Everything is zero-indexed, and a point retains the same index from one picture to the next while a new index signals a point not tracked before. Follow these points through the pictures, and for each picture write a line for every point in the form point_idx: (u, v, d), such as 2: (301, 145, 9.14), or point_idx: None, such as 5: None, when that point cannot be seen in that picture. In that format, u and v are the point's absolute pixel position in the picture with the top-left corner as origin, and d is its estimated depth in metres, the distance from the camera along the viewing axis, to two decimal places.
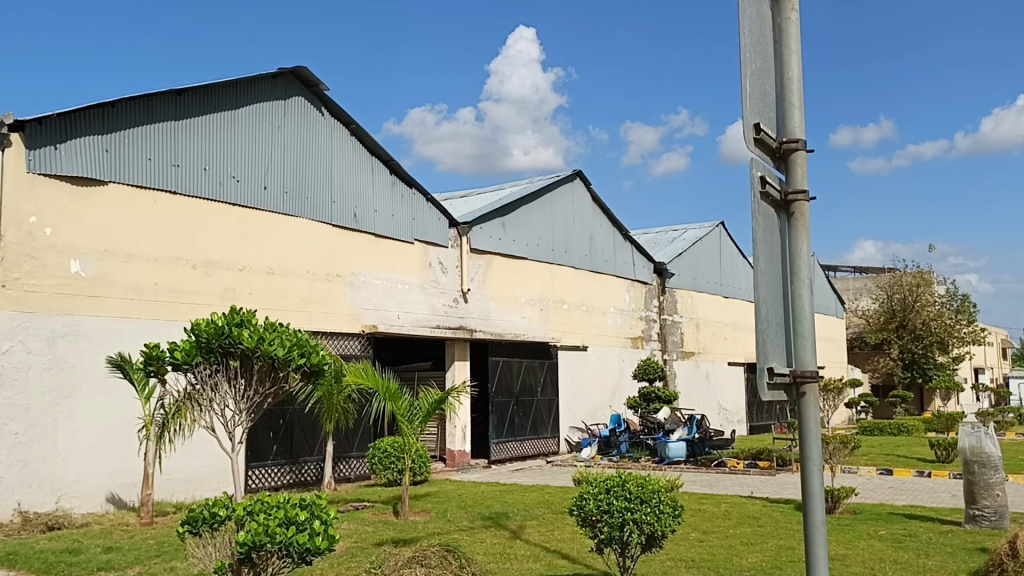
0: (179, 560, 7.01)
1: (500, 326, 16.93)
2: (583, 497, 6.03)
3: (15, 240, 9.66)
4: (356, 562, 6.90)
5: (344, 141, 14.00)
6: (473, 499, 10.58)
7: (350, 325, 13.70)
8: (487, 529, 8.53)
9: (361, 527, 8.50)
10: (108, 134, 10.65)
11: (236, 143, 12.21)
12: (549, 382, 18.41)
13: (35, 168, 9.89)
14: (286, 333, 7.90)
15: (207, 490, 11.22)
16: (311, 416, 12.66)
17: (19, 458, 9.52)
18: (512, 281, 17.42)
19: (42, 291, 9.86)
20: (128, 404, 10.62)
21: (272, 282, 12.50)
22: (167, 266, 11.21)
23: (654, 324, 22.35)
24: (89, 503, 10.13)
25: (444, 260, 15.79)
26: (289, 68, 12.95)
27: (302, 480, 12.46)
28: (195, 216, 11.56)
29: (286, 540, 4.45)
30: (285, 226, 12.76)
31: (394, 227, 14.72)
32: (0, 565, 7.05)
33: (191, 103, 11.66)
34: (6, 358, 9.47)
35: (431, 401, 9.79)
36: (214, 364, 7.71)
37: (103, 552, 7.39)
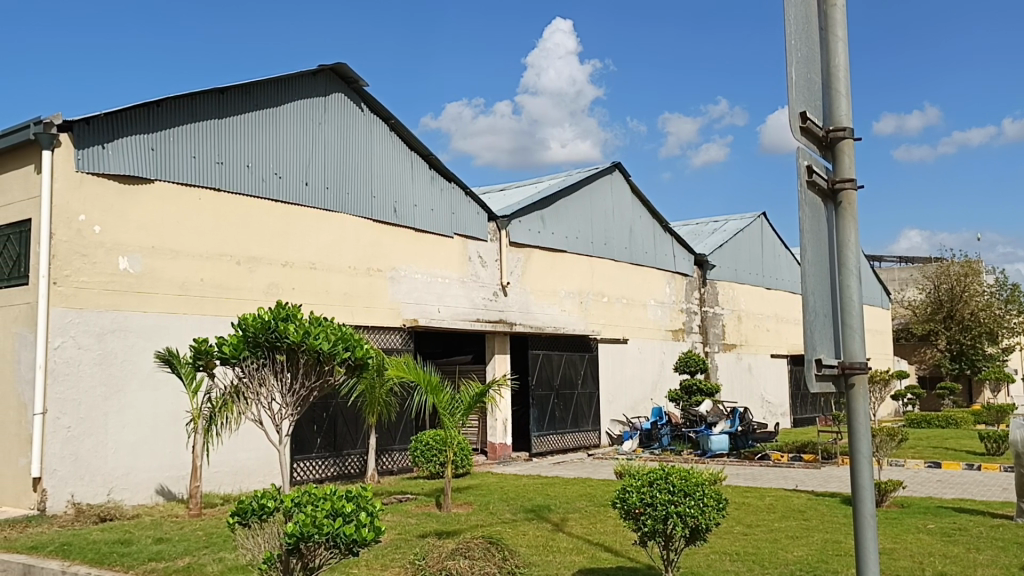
0: (227, 551, 7.12)
1: (540, 320, 16.93)
2: (625, 490, 6.01)
3: (65, 239, 9.89)
4: (400, 553, 6.95)
5: (383, 136, 14.09)
6: (514, 491, 10.61)
7: (391, 319, 13.79)
8: (529, 521, 8.56)
9: (404, 519, 8.57)
10: (153, 133, 10.84)
11: (277, 141, 12.35)
12: (590, 375, 18.37)
13: (83, 167, 10.10)
14: (331, 327, 8.01)
15: (253, 483, 11.38)
16: (354, 409, 12.79)
17: (71, 452, 9.75)
18: (552, 275, 17.41)
19: (92, 288, 10.08)
20: (176, 399, 10.83)
21: (314, 277, 12.62)
22: (212, 263, 11.38)
23: (695, 316, 22.20)
24: (139, 495, 10.35)
25: (484, 254, 15.83)
26: (329, 64, 13.06)
27: (346, 473, 12.59)
28: (238, 213, 11.72)
29: (333, 532, 4.50)
30: (326, 221, 12.89)
31: (434, 221, 14.79)
32: (55, 556, 7.24)
33: (233, 101, 11.82)
34: (57, 354, 9.70)
35: (472, 394, 9.82)
36: (261, 358, 7.84)
37: (154, 543, 7.54)
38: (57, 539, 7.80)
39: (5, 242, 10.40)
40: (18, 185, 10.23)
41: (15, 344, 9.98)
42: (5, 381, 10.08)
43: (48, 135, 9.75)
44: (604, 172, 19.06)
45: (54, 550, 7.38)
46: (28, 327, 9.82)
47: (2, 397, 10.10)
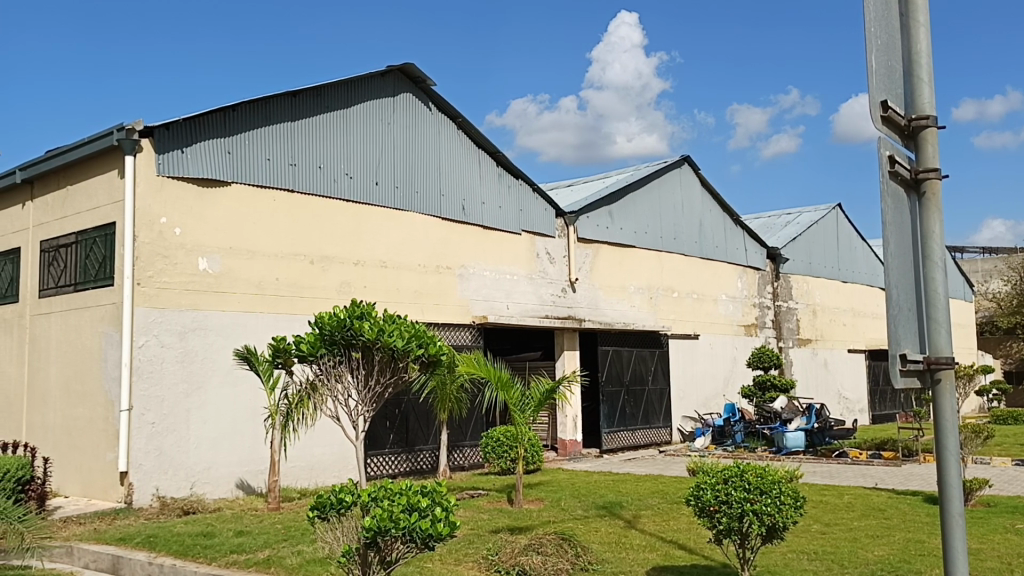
0: (305, 544, 7.28)
1: (609, 316, 16.85)
2: (700, 487, 5.96)
3: (148, 241, 10.23)
4: (473, 548, 7.01)
5: (450, 135, 14.21)
6: (585, 488, 10.59)
7: (460, 316, 13.89)
8: (601, 518, 8.54)
9: (477, 514, 8.63)
10: (229, 137, 11.12)
11: (348, 142, 12.56)
12: (661, 371, 18.20)
13: (164, 171, 10.43)
14: (404, 325, 8.13)
15: (328, 478, 11.61)
16: (425, 406, 12.94)
17: (155, 447, 10.10)
18: (620, 270, 17.31)
19: (173, 288, 10.40)
20: (254, 395, 11.11)
21: (385, 275, 12.79)
22: (287, 262, 11.63)
23: (768, 311, 21.81)
24: (220, 489, 10.65)
25: (552, 250, 15.82)
26: (397, 65, 13.22)
27: (418, 468, 12.75)
28: (311, 213, 11.95)
29: (409, 526, 4.58)
30: (396, 220, 13.05)
31: (502, 219, 14.86)
32: (142, 548, 7.50)
33: (305, 104, 12.06)
34: (141, 352, 10.04)
35: (542, 390, 9.82)
36: (337, 355, 8.00)
37: (235, 536, 7.76)
38: (143, 532, 8.08)
39: (91, 245, 10.82)
40: (103, 190, 10.62)
41: (102, 343, 10.39)
42: (93, 379, 10.49)
43: (130, 141, 10.10)
44: (673, 165, 18.85)
45: (141, 542, 7.66)
46: (114, 326, 10.20)
47: (90, 394, 10.52)
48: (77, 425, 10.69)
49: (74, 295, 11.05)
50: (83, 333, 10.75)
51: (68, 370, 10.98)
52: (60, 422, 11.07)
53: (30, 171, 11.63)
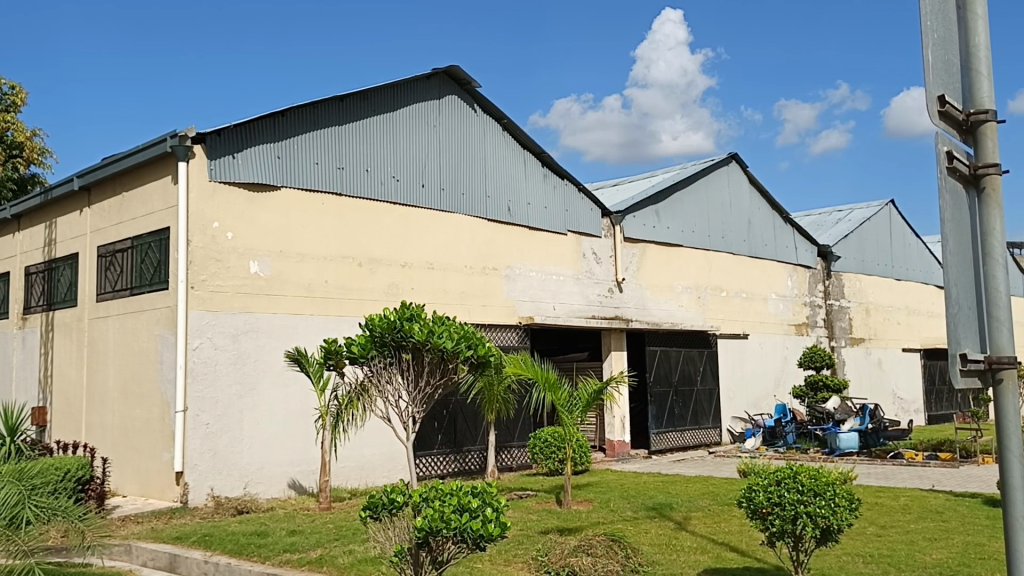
0: (356, 544, 7.36)
1: (657, 315, 16.73)
2: (751, 489, 5.89)
3: (201, 245, 10.43)
4: (523, 549, 7.02)
5: (496, 136, 14.26)
6: (635, 489, 10.53)
7: (507, 317, 13.91)
8: (651, 519, 8.48)
9: (525, 515, 8.65)
10: (278, 142, 11.29)
11: (394, 145, 12.67)
12: (709, 371, 18.02)
13: (216, 177, 10.62)
14: (454, 326, 8.17)
15: (378, 478, 11.72)
16: (473, 406, 12.99)
17: (210, 447, 10.29)
18: (668, 270, 17.19)
19: (226, 291, 10.59)
20: (305, 396, 11.26)
21: (432, 276, 12.87)
22: (336, 265, 11.76)
23: (819, 310, 21.46)
24: (273, 488, 10.81)
25: (598, 250, 15.78)
26: (443, 68, 13.30)
27: (466, 469, 12.80)
28: (359, 216, 12.07)
29: (461, 526, 4.60)
30: (443, 222, 13.12)
31: (548, 219, 14.86)
32: (198, 546, 7.65)
33: (352, 108, 12.19)
34: (196, 354, 10.25)
35: (590, 391, 9.78)
36: (388, 357, 8.08)
37: (288, 535, 7.87)
38: (199, 531, 8.24)
39: (146, 250, 11.06)
40: (157, 195, 10.85)
41: (158, 346, 10.62)
42: (149, 381, 10.74)
43: (183, 147, 10.30)
44: (721, 163, 18.66)
45: (196, 541, 7.81)
46: (170, 329, 10.42)
47: (147, 395, 10.75)
48: (134, 425, 10.95)
49: (130, 298, 11.31)
50: (140, 335, 11.00)
51: (126, 372, 11.24)
52: (118, 423, 11.34)
53: (87, 178, 11.94)
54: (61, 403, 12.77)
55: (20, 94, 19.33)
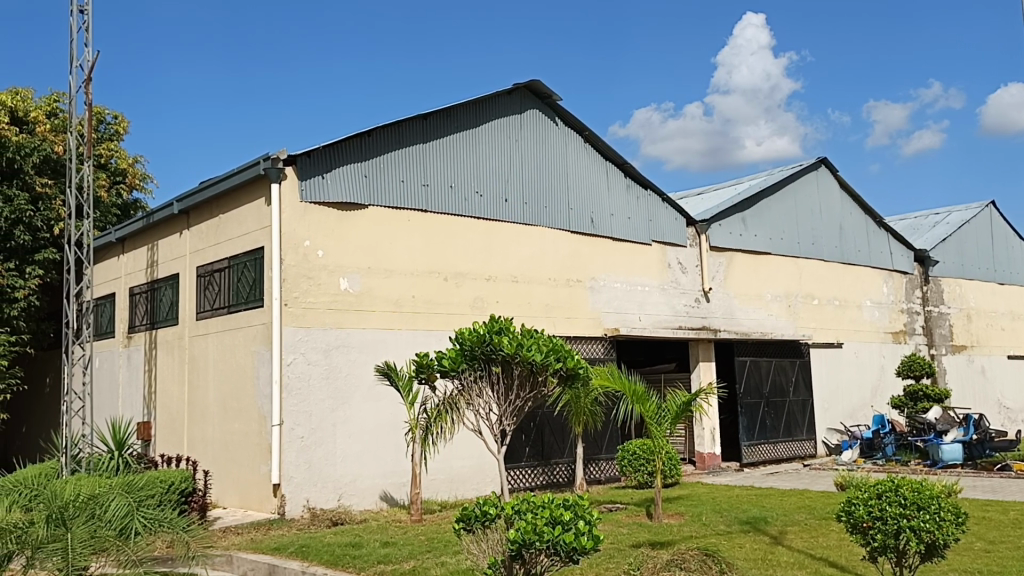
0: (448, 555, 7.42)
1: (746, 325, 16.42)
2: (851, 503, 5.72)
3: (293, 263, 10.75)
4: (614, 562, 6.98)
5: (578, 148, 14.28)
6: (727, 502, 10.33)
7: (592, 329, 13.85)
8: (746, 534, 8.31)
9: (616, 528, 8.58)
10: (365, 161, 11.55)
11: (477, 160, 12.82)
12: (803, 382, 17.55)
13: (306, 197, 10.93)
14: (543, 338, 8.18)
15: (468, 490, 11.81)
16: (560, 419, 12.98)
17: (305, 460, 10.55)
18: (756, 278, 16.86)
19: (318, 308, 10.87)
20: (395, 409, 11.45)
21: (517, 290, 12.93)
22: (423, 279, 11.94)
23: (918, 316, 20.70)
24: (366, 501, 11.01)
25: (684, 260, 15.60)
26: (524, 82, 13.42)
27: (554, 482, 12.78)
28: (444, 232, 12.23)
29: (553, 539, 4.60)
30: (526, 235, 13.19)
31: (632, 230, 14.78)
32: (296, 557, 7.85)
33: (436, 125, 12.40)
34: (290, 369, 10.55)
35: (679, 402, 9.63)
36: (478, 370, 8.17)
37: (381, 546, 8.00)
38: (296, 542, 8.46)
39: (242, 269, 11.45)
40: (252, 216, 11.24)
41: (255, 362, 10.96)
42: (247, 395, 11.09)
43: (276, 169, 10.65)
44: (809, 168, 18.24)
45: (294, 551, 8.02)
46: (265, 345, 10.76)
47: (245, 410, 11.11)
48: (233, 439, 11.31)
49: (228, 316, 11.71)
50: (238, 352, 11.37)
51: (225, 388, 11.62)
52: (218, 437, 11.73)
53: (186, 202, 12.44)
54: (166, 418, 13.29)
55: (121, 123, 20.32)
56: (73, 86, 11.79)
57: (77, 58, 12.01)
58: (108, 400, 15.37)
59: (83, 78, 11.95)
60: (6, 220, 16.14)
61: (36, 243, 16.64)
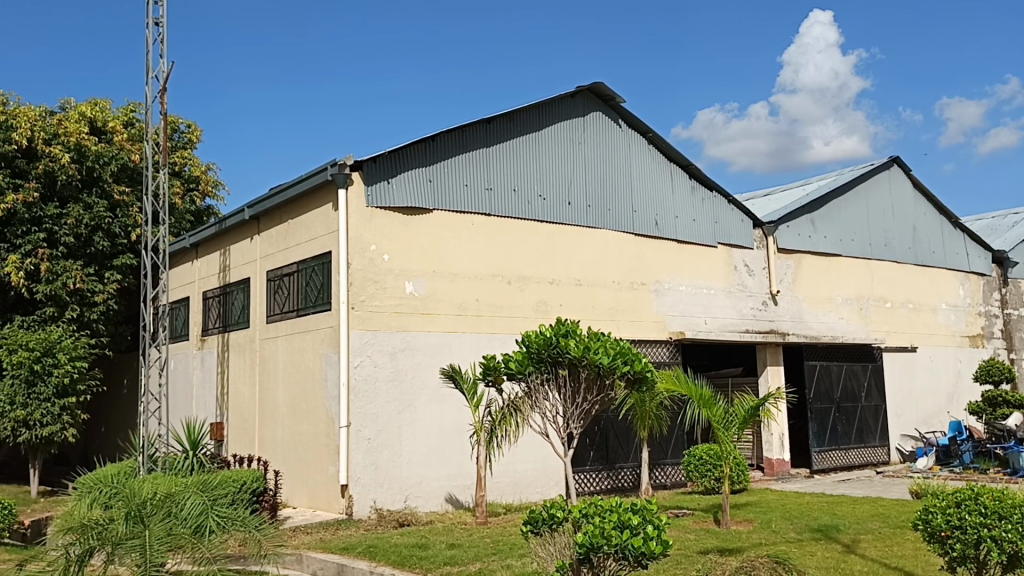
0: (514, 558, 7.43)
1: (816, 329, 16.07)
2: (928, 511, 5.56)
3: (360, 267, 10.90)
4: (682, 569, 6.91)
5: (642, 150, 14.19)
6: (797, 510, 10.12)
7: (657, 333, 13.73)
8: (817, 541, 8.14)
9: (683, 534, 8.49)
10: (430, 166, 11.65)
11: (541, 164, 12.83)
12: (875, 387, 17.09)
13: (372, 202, 11.07)
14: (610, 342, 8.14)
15: (533, 494, 11.81)
16: (625, 423, 12.90)
17: (372, 461, 10.69)
18: (826, 281, 16.50)
19: (384, 311, 11.00)
20: (460, 412, 11.53)
21: (581, 293, 12.90)
22: (487, 283, 11.99)
23: (996, 319, 20.02)
24: (431, 502, 11.10)
25: (751, 262, 15.37)
26: (587, 85, 13.40)
27: (620, 486, 12.69)
28: (507, 235, 12.27)
29: (622, 543, 4.57)
30: (590, 238, 13.15)
31: (697, 232, 14.63)
32: (364, 557, 7.96)
33: (499, 129, 12.45)
34: (357, 372, 10.70)
35: (747, 407, 9.47)
36: (544, 373, 8.20)
37: (447, 548, 8.06)
38: (364, 542, 8.57)
39: (311, 273, 11.66)
40: (320, 222, 11.43)
41: (323, 364, 11.14)
42: (316, 397, 11.28)
43: (343, 175, 10.82)
44: (881, 167, 17.79)
45: (362, 552, 8.13)
46: (333, 348, 10.93)
47: (314, 411, 11.30)
48: (303, 440, 11.52)
49: (297, 319, 11.93)
50: (307, 355, 11.58)
51: (294, 390, 11.84)
52: (288, 438, 11.96)
53: (257, 208, 12.73)
54: (237, 419, 13.61)
55: (195, 132, 20.94)
56: (149, 97, 12.17)
57: (153, 69, 12.39)
58: (183, 401, 15.82)
59: (159, 88, 12.32)
60: (86, 226, 16.71)
61: (115, 248, 17.27)
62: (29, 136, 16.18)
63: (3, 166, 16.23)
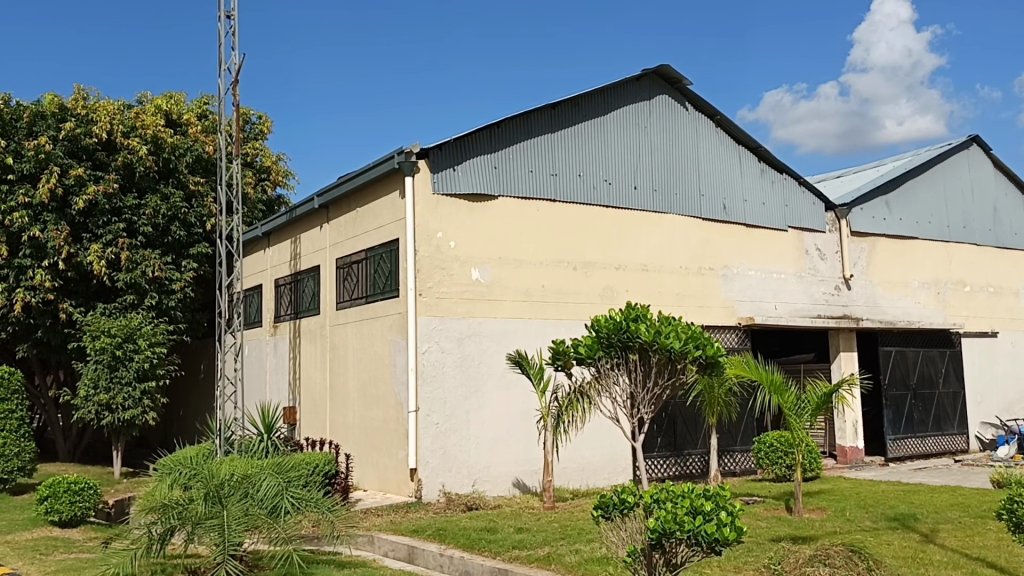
0: (582, 543, 7.44)
1: (891, 314, 15.66)
2: (1013, 500, 5.38)
3: (427, 254, 10.99)
4: (753, 556, 6.84)
5: (709, 133, 13.99)
6: (872, 498, 9.89)
7: (726, 318, 13.55)
8: (893, 530, 7.95)
9: (754, 521, 8.38)
10: (495, 153, 11.66)
11: (606, 148, 12.74)
12: (953, 373, 16.58)
13: (438, 189, 11.15)
14: (681, 326, 8.07)
15: (600, 480, 11.79)
16: (693, 410, 12.78)
17: (440, 446, 10.80)
18: (901, 265, 16.05)
19: (450, 297, 11.09)
20: (527, 398, 11.58)
21: (647, 278, 12.79)
22: (553, 269, 11.98)
23: None
24: (499, 487, 11.18)
25: (823, 246, 15.04)
26: (653, 68, 13.23)
27: (688, 473, 12.59)
28: (573, 220, 12.23)
29: (694, 529, 4.54)
30: (657, 222, 13.03)
31: (766, 215, 14.37)
32: (434, 539, 8.07)
33: (564, 115, 12.38)
34: (425, 358, 10.82)
35: (819, 393, 9.25)
36: (615, 358, 8.18)
37: (516, 532, 8.11)
38: (434, 525, 8.69)
39: (379, 260, 11.81)
40: (387, 209, 11.56)
41: (392, 350, 11.30)
42: (385, 383, 11.45)
43: (409, 163, 10.91)
44: (960, 147, 17.18)
45: (432, 534, 8.24)
46: (401, 334, 11.06)
47: (383, 396, 11.48)
48: (373, 424, 11.71)
49: (366, 306, 12.11)
50: (376, 341, 11.74)
51: (364, 375, 12.04)
52: (358, 422, 12.16)
53: (326, 197, 12.93)
54: (309, 403, 13.90)
55: (265, 123, 21.38)
56: (222, 89, 12.43)
57: (225, 62, 12.64)
58: (256, 386, 16.22)
59: (231, 80, 12.58)
60: (164, 217, 17.22)
61: (191, 238, 17.81)
62: (108, 130, 16.68)
63: (84, 159, 16.67)
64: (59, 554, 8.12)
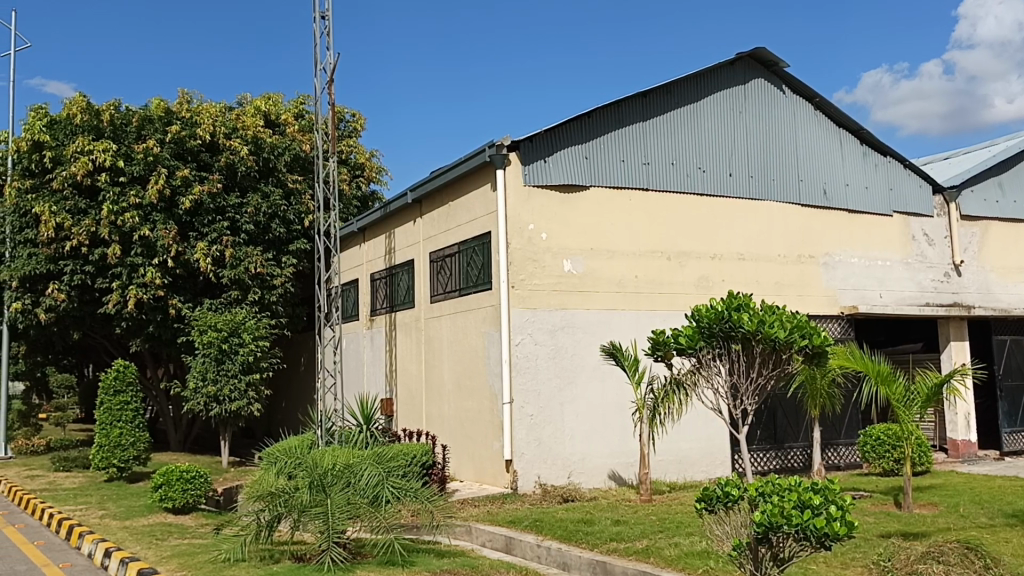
0: (682, 536, 7.34)
1: (1005, 301, 14.92)
2: None
3: (519, 247, 11.01)
4: (861, 553, 6.62)
5: (807, 116, 13.59)
6: (988, 493, 9.45)
7: (828, 308, 13.15)
8: (1011, 527, 7.57)
9: (862, 517, 8.11)
10: (586, 143, 11.57)
11: (700, 135, 12.50)
12: None
13: (530, 181, 11.14)
14: (785, 315, 7.86)
15: (698, 472, 11.63)
16: (794, 402, 12.47)
17: (535, 437, 10.84)
18: (1016, 249, 15.27)
19: (543, 289, 11.10)
20: (621, 390, 11.50)
21: (743, 268, 12.53)
22: (647, 260, 11.85)
23: None
24: (595, 479, 11.16)
25: (930, 231, 14.43)
26: (747, 51, 12.91)
27: (790, 467, 12.28)
28: (666, 210, 12.07)
29: (802, 524, 4.42)
30: (754, 210, 12.74)
31: (869, 200, 13.88)
32: (532, 530, 8.12)
33: (655, 102, 12.21)
34: (519, 349, 10.86)
35: (930, 384, 8.87)
36: (716, 348, 8.02)
37: (613, 524, 8.07)
38: (530, 516, 8.72)
39: (472, 253, 11.91)
40: (479, 203, 11.63)
41: (486, 342, 11.38)
42: (479, 375, 11.55)
43: (501, 155, 10.91)
44: None
45: (529, 525, 8.27)
46: (495, 327, 11.13)
47: (478, 388, 11.59)
48: (468, 416, 11.82)
49: (460, 299, 12.22)
50: (470, 333, 11.86)
51: (459, 367, 12.17)
52: (454, 413, 12.30)
53: (419, 191, 13.08)
54: (406, 395, 14.14)
55: (359, 121, 21.83)
56: (318, 88, 12.72)
57: (320, 61, 12.93)
58: (355, 378, 16.61)
59: (327, 79, 12.86)
60: (265, 214, 17.85)
61: (291, 234, 18.42)
62: (212, 131, 17.36)
63: (190, 160, 17.36)
64: (174, 539, 8.52)
